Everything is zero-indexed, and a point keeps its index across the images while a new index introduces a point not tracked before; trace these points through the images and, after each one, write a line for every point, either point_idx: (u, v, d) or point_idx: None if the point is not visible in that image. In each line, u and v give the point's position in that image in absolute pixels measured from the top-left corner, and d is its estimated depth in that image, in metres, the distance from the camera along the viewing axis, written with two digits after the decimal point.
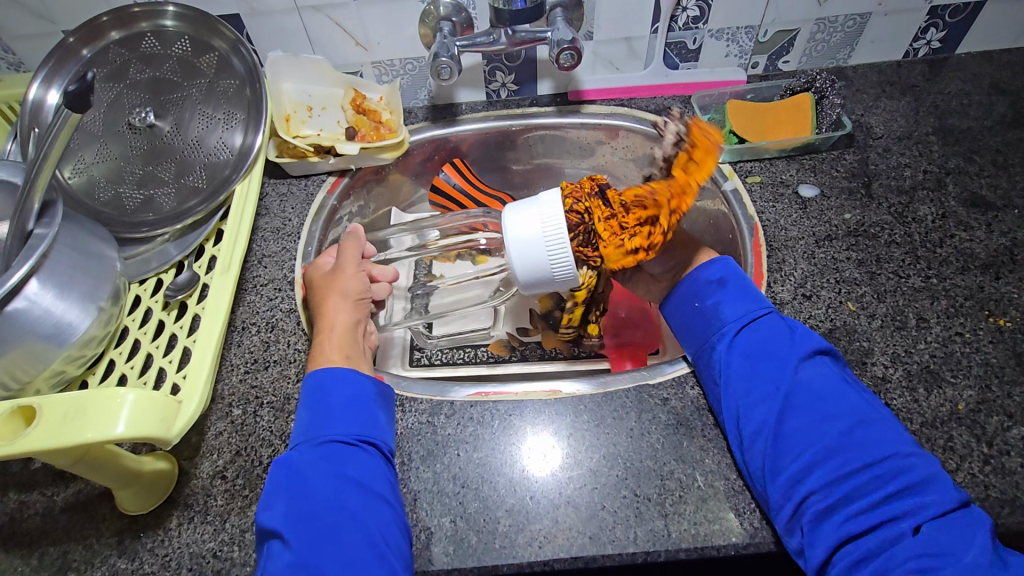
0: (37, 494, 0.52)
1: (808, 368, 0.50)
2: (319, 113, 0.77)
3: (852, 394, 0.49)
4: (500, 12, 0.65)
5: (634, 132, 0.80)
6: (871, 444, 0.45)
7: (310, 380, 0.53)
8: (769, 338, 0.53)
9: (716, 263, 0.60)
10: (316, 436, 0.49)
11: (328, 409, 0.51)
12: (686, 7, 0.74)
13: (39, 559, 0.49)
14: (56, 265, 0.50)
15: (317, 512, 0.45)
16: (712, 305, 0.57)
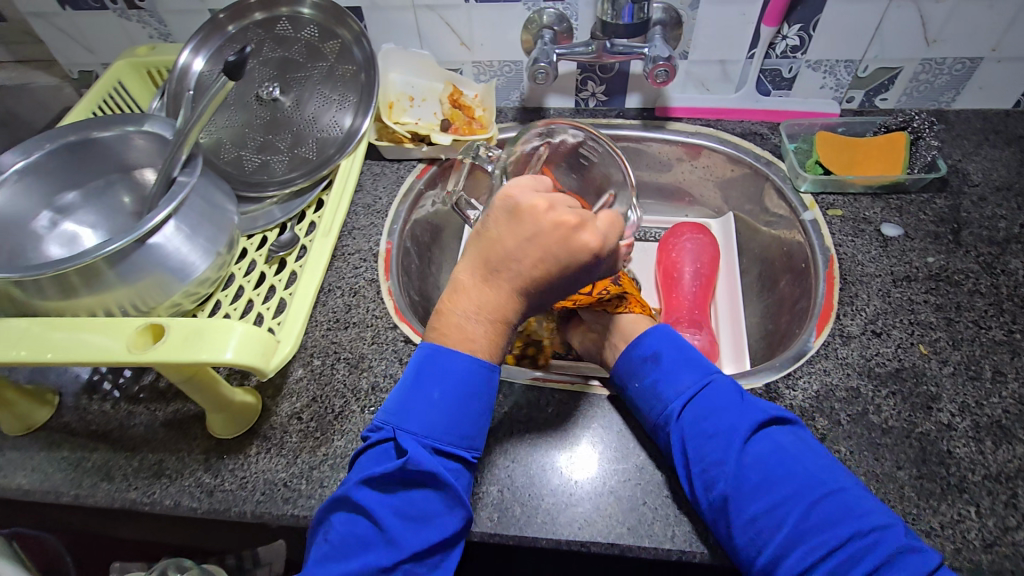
0: (145, 406, 0.60)
1: (757, 443, 0.47)
2: (420, 103, 0.82)
3: (808, 465, 0.46)
4: (605, 25, 0.67)
5: (717, 153, 0.81)
6: (834, 522, 0.43)
7: (457, 363, 0.49)
8: (713, 411, 0.49)
9: (647, 335, 0.56)
10: (433, 435, 0.48)
11: (455, 407, 0.49)
12: (786, 36, 0.75)
13: (139, 463, 0.56)
14: (189, 211, 0.57)
15: (411, 513, 0.46)
16: (650, 383, 0.53)
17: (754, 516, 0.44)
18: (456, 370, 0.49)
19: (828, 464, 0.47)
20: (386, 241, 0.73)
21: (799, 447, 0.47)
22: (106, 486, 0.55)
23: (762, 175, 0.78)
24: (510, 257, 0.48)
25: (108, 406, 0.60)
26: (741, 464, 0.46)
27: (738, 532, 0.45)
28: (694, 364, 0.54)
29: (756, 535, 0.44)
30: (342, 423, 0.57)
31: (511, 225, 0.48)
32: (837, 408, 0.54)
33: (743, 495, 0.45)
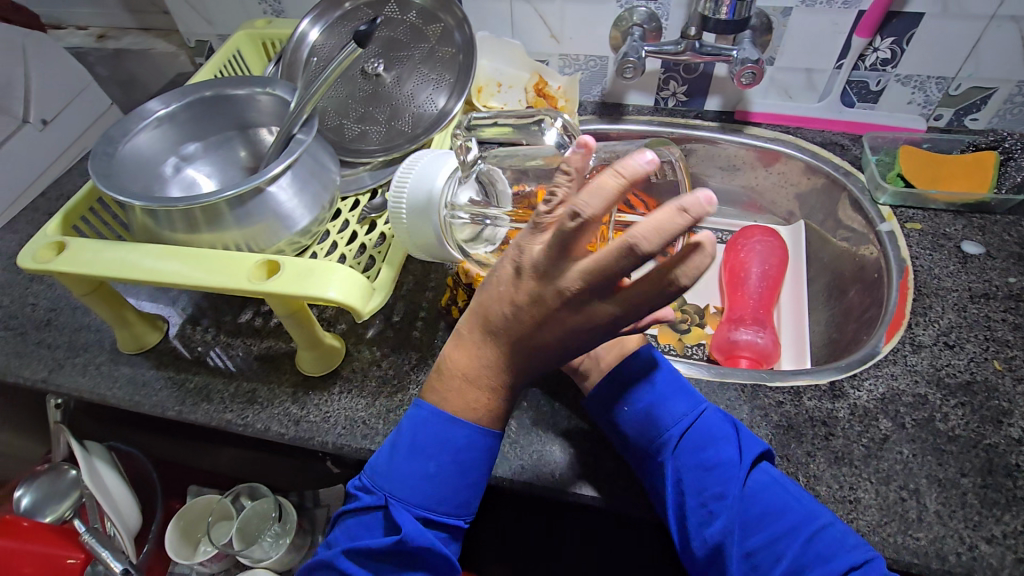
0: (242, 341, 0.66)
1: (752, 475, 0.49)
2: (506, 89, 0.87)
3: (799, 496, 0.48)
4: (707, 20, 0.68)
5: (794, 160, 0.82)
6: (830, 555, 0.44)
7: (455, 438, 0.48)
8: (711, 441, 0.50)
9: (638, 357, 0.56)
10: (430, 506, 0.48)
11: (453, 473, 0.48)
12: (878, 48, 0.75)
13: (234, 389, 0.62)
14: (301, 168, 0.63)
15: None
16: (643, 408, 0.53)
17: (752, 550, 0.46)
18: (450, 442, 0.48)
19: (816, 497, 0.49)
20: None
21: (789, 479, 0.49)
22: (205, 406, 0.61)
23: (839, 185, 0.78)
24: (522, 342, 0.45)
25: (210, 338, 0.67)
26: (741, 497, 0.48)
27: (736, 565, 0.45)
28: (686, 392, 0.54)
29: (754, 568, 0.45)
30: (418, 373, 0.61)
31: (552, 310, 0.42)
32: (902, 412, 0.54)
33: (739, 530, 0.47)
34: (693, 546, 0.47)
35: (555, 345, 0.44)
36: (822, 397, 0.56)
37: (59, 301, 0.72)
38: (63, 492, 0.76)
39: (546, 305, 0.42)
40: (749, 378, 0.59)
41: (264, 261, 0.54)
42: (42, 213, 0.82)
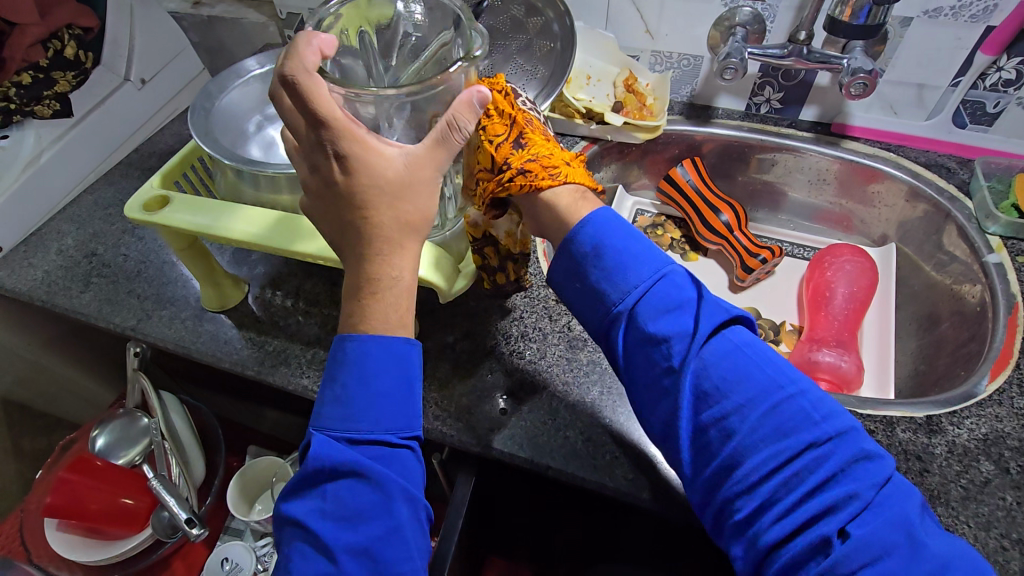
0: (320, 309, 0.67)
1: (712, 343, 0.46)
2: (595, 82, 0.85)
3: (763, 367, 0.46)
4: (835, 23, 0.65)
5: (893, 179, 0.78)
6: (792, 431, 0.43)
7: (351, 354, 0.46)
8: (665, 308, 0.48)
9: (587, 221, 0.51)
10: (355, 430, 0.45)
11: (362, 390, 0.46)
12: (1002, 68, 0.70)
13: (311, 356, 0.63)
14: None
15: (354, 519, 0.44)
16: (595, 279, 0.50)
17: (706, 424, 0.45)
18: (351, 356, 0.46)
19: (787, 367, 0.46)
20: None
21: (755, 345, 0.47)
22: (284, 369, 0.62)
23: (943, 212, 0.74)
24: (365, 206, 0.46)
25: (289, 303, 0.68)
26: (698, 363, 0.46)
27: (693, 443, 0.45)
28: (644, 257, 0.50)
29: (708, 445, 0.45)
30: (492, 360, 0.61)
31: (329, 172, 0.47)
32: (1006, 456, 0.51)
33: (692, 403, 0.46)
34: (655, 432, 0.48)
35: (364, 203, 0.46)
36: (917, 431, 0.53)
37: (149, 255, 0.74)
38: (133, 437, 0.74)
39: (329, 171, 0.47)
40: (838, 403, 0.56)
41: None
42: (136, 169, 0.85)
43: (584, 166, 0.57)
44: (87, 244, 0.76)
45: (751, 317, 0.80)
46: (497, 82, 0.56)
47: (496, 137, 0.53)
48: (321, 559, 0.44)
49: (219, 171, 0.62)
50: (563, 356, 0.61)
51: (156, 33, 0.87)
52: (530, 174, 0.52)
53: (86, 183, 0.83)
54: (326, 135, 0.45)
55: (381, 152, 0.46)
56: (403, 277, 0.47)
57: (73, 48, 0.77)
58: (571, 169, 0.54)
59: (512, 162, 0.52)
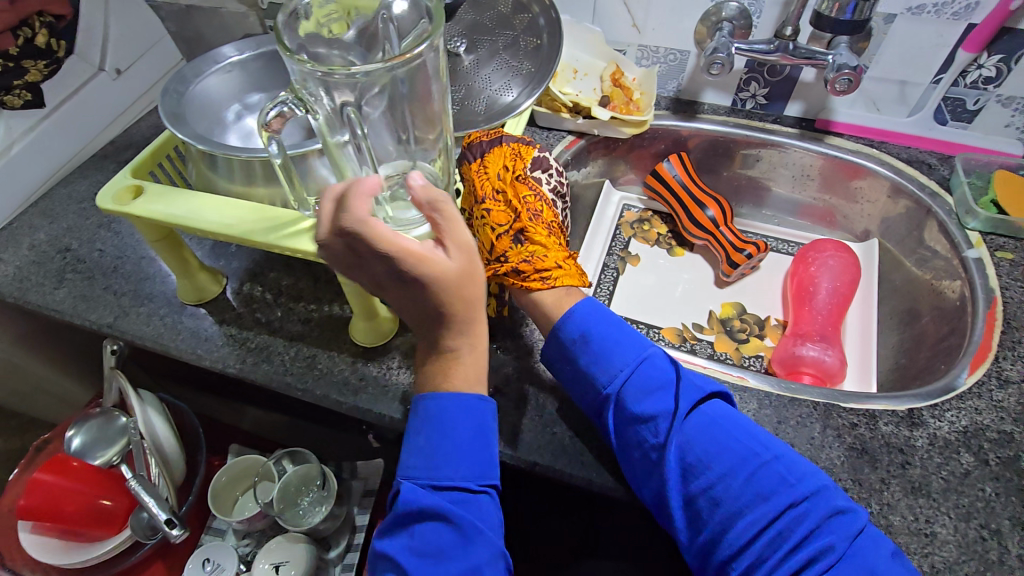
0: (303, 305, 0.66)
1: (691, 418, 0.50)
2: (581, 77, 0.84)
3: (739, 434, 0.48)
4: (822, 18, 0.65)
5: (875, 175, 0.78)
6: (771, 493, 0.45)
7: (425, 405, 0.49)
8: (648, 391, 0.51)
9: (574, 313, 0.56)
10: (437, 475, 0.47)
11: (440, 440, 0.48)
12: (982, 65, 0.71)
13: (294, 353, 0.62)
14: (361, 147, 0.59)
15: (438, 559, 0.45)
16: (586, 366, 0.53)
17: (695, 493, 0.47)
18: (428, 411, 0.49)
19: (762, 434, 0.49)
20: None
21: (730, 415, 0.50)
22: (265, 366, 0.61)
23: (924, 207, 0.74)
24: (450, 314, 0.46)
25: (271, 298, 0.66)
26: (683, 440, 0.49)
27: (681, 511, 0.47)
28: (626, 343, 0.54)
29: (696, 514, 0.47)
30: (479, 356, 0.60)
31: (398, 287, 0.45)
32: (986, 448, 0.52)
33: (679, 475, 0.48)
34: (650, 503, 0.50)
35: (439, 304, 0.45)
36: (899, 424, 0.54)
37: (125, 250, 0.72)
38: (110, 437, 0.73)
39: (408, 294, 0.45)
40: (821, 396, 0.57)
41: None
42: (111, 162, 0.83)
43: (577, 263, 0.62)
44: (60, 239, 0.74)
45: (736, 312, 0.81)
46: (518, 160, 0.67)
47: (499, 228, 0.62)
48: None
49: (194, 164, 0.60)
50: None
51: (133, 22, 0.84)
52: (522, 273, 0.59)
53: (60, 176, 0.81)
54: (403, 267, 0.43)
55: (436, 260, 0.44)
56: (461, 349, 0.48)
57: (45, 36, 0.72)
58: (562, 270, 0.60)
59: (509, 257, 0.61)
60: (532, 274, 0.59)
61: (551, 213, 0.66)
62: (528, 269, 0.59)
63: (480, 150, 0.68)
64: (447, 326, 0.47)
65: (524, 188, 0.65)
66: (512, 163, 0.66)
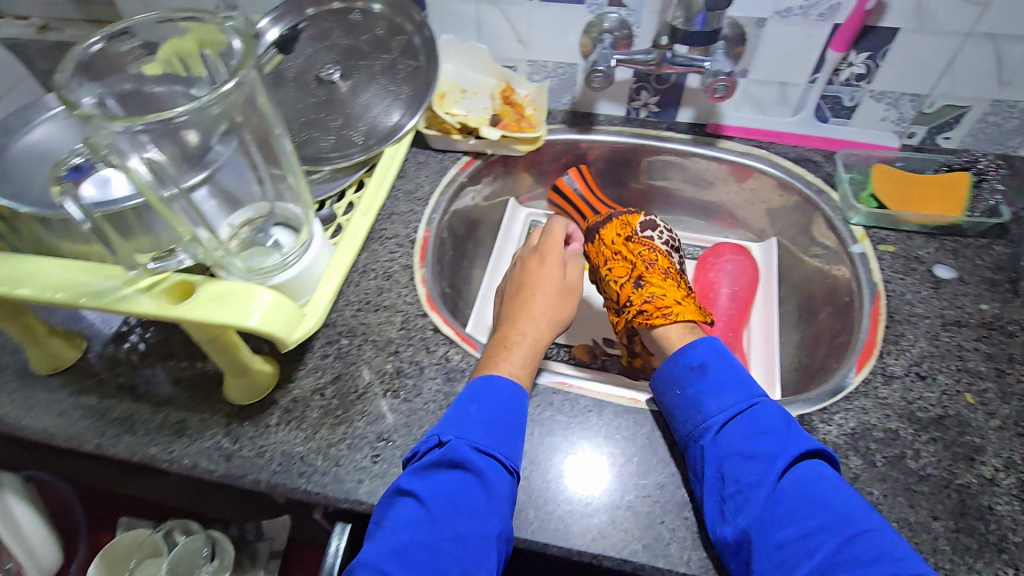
0: (173, 364, 0.60)
1: (796, 468, 0.46)
2: (471, 96, 0.82)
3: (839, 501, 0.44)
4: (676, 31, 0.66)
5: (767, 175, 0.79)
6: (865, 562, 0.41)
7: (477, 382, 0.54)
8: (756, 432, 0.49)
9: (699, 344, 0.56)
10: (479, 441, 0.49)
11: (491, 411, 0.51)
12: (852, 63, 0.72)
13: (161, 419, 0.56)
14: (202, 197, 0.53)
15: (455, 520, 0.45)
16: (692, 394, 0.53)
17: (781, 541, 0.43)
18: (477, 386, 0.54)
19: (866, 505, 0.44)
20: (425, 230, 0.73)
21: (837, 482, 0.46)
22: (128, 438, 0.55)
23: (812, 204, 0.76)
24: (522, 295, 0.66)
25: (137, 359, 0.61)
26: (774, 488, 0.46)
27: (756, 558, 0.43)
28: (742, 386, 0.53)
29: (779, 565, 0.42)
30: (364, 403, 0.57)
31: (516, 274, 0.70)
32: (873, 448, 0.52)
33: (768, 517, 0.44)
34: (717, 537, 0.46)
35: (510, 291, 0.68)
36: None
37: None
38: None
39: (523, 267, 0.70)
40: None
41: (175, 282, 0.48)
42: None
43: (695, 302, 0.63)
44: None
45: None
46: (630, 224, 0.72)
47: (619, 279, 0.67)
48: (416, 522, 0.45)
49: (22, 223, 0.54)
50: (441, 391, 0.58)
51: None
52: (645, 312, 0.61)
53: None
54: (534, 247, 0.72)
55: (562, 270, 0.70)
56: (527, 336, 0.61)
57: None
58: (682, 306, 0.61)
59: (635, 299, 0.63)
60: (659, 310, 0.61)
61: (667, 261, 0.69)
62: (649, 308, 0.62)
63: (595, 231, 0.74)
64: (505, 322, 0.63)
65: (640, 246, 0.70)
66: (623, 231, 0.72)
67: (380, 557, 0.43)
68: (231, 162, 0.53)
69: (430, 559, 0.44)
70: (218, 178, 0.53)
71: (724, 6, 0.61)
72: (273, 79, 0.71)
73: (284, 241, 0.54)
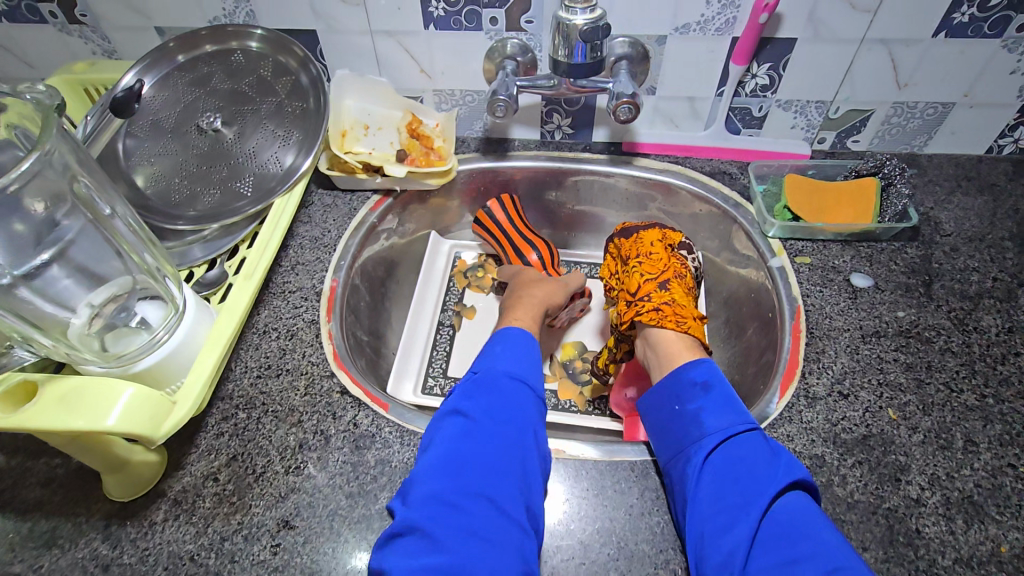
0: (43, 461, 0.53)
1: (787, 493, 0.44)
2: (375, 132, 0.77)
3: (825, 538, 0.41)
4: (558, 63, 0.63)
5: (685, 191, 0.77)
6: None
7: (509, 329, 0.59)
8: (750, 455, 0.46)
9: (700, 362, 0.54)
10: (506, 372, 0.54)
11: (513, 355, 0.56)
12: (755, 74, 0.72)
13: (27, 529, 0.50)
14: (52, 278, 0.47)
15: (484, 435, 0.48)
16: (690, 411, 0.51)
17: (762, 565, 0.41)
18: (500, 336, 0.59)
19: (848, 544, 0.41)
20: (331, 280, 0.67)
21: (820, 521, 0.42)
22: None
23: (730, 218, 0.74)
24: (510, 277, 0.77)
25: (0, 460, 0.54)
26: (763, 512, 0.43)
27: None
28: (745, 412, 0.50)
29: None
30: (263, 485, 0.51)
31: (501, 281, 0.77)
32: None
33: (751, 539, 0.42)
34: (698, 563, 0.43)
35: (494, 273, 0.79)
36: None
37: None
38: None
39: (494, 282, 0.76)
40: (639, 455, 0.53)
41: (15, 383, 0.42)
42: None
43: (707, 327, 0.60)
44: None
45: (577, 351, 0.77)
46: (670, 238, 0.68)
47: (647, 275, 0.63)
48: (465, 439, 0.48)
49: None
50: (349, 461, 0.53)
51: None
52: (660, 313, 0.58)
53: None
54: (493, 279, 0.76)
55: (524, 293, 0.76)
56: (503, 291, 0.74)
57: None
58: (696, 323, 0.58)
59: (652, 299, 0.60)
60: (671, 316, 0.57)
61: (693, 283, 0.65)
62: (666, 310, 0.58)
63: (634, 230, 0.69)
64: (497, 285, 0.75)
65: (676, 257, 0.65)
66: (666, 236, 0.68)
67: (436, 471, 0.45)
68: (82, 239, 0.48)
69: (479, 463, 0.46)
70: (70, 257, 0.48)
71: (600, 37, 0.59)
72: (150, 131, 0.66)
73: (152, 318, 0.50)
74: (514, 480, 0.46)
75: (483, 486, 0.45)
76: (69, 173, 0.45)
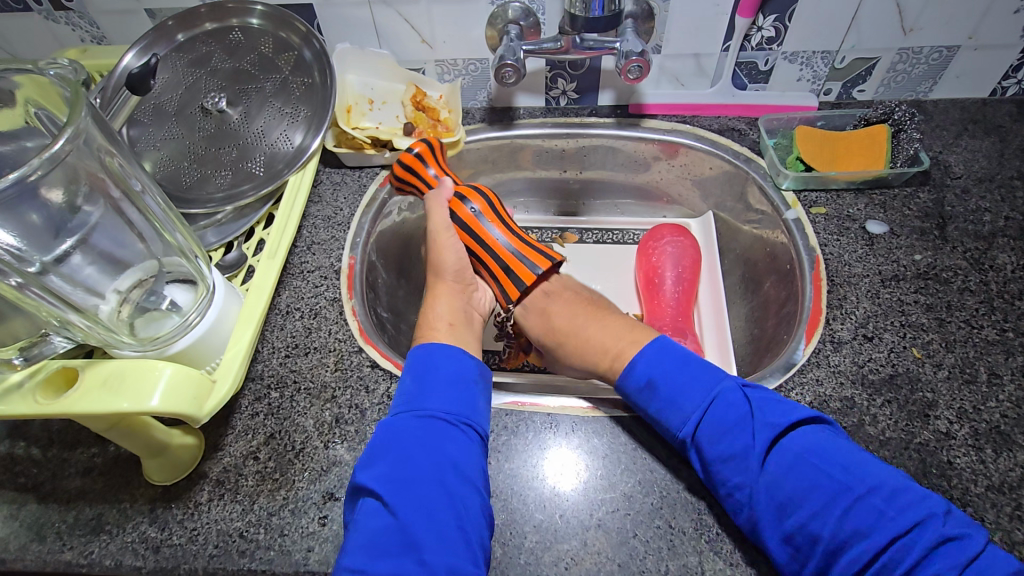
0: (82, 452, 0.53)
1: (773, 456, 0.46)
2: (380, 106, 0.76)
3: (836, 464, 0.44)
4: (575, 19, 0.64)
5: (695, 150, 0.77)
6: (870, 526, 0.42)
7: (417, 356, 0.53)
8: (726, 429, 0.47)
9: (637, 362, 0.53)
10: (418, 408, 0.49)
11: (425, 386, 0.51)
12: (762, 27, 0.71)
13: (74, 518, 0.50)
14: (83, 260, 0.47)
15: (416, 484, 0.45)
16: (655, 414, 0.51)
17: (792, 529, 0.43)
18: (414, 362, 0.53)
19: (855, 462, 0.44)
20: (349, 256, 0.66)
21: (825, 447, 0.45)
22: (36, 547, 0.49)
23: (742, 174, 0.75)
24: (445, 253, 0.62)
25: (38, 453, 0.54)
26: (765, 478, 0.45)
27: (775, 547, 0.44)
28: (696, 378, 0.51)
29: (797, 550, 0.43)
30: (303, 461, 0.52)
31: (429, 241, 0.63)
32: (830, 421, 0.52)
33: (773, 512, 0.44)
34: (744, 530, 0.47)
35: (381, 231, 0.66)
36: None
37: None
38: None
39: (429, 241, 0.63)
40: None
41: (55, 370, 0.43)
42: None
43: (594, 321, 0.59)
44: None
45: None
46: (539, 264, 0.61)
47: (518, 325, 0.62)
48: (381, 513, 0.44)
49: None
50: None
51: None
52: None
53: None
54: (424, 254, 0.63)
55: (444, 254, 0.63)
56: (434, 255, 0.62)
57: None
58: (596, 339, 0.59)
59: None
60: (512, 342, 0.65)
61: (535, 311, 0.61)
62: None
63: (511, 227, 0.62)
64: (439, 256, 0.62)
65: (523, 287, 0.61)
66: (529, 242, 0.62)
67: (356, 556, 0.42)
68: (105, 223, 0.48)
69: (403, 541, 0.43)
70: (94, 243, 0.48)
71: None
72: (152, 115, 0.64)
73: (183, 300, 0.50)
74: (440, 548, 0.42)
75: (406, 565, 0.42)
76: (96, 149, 0.45)
